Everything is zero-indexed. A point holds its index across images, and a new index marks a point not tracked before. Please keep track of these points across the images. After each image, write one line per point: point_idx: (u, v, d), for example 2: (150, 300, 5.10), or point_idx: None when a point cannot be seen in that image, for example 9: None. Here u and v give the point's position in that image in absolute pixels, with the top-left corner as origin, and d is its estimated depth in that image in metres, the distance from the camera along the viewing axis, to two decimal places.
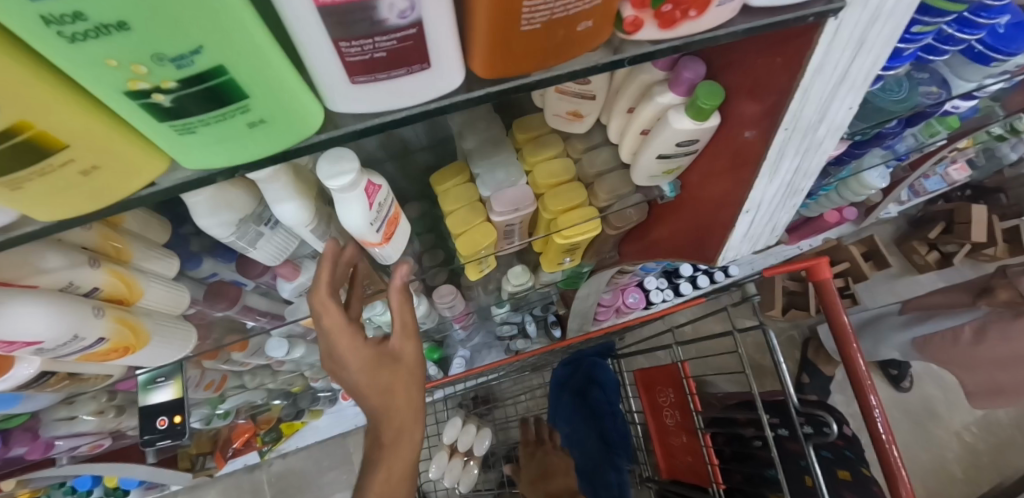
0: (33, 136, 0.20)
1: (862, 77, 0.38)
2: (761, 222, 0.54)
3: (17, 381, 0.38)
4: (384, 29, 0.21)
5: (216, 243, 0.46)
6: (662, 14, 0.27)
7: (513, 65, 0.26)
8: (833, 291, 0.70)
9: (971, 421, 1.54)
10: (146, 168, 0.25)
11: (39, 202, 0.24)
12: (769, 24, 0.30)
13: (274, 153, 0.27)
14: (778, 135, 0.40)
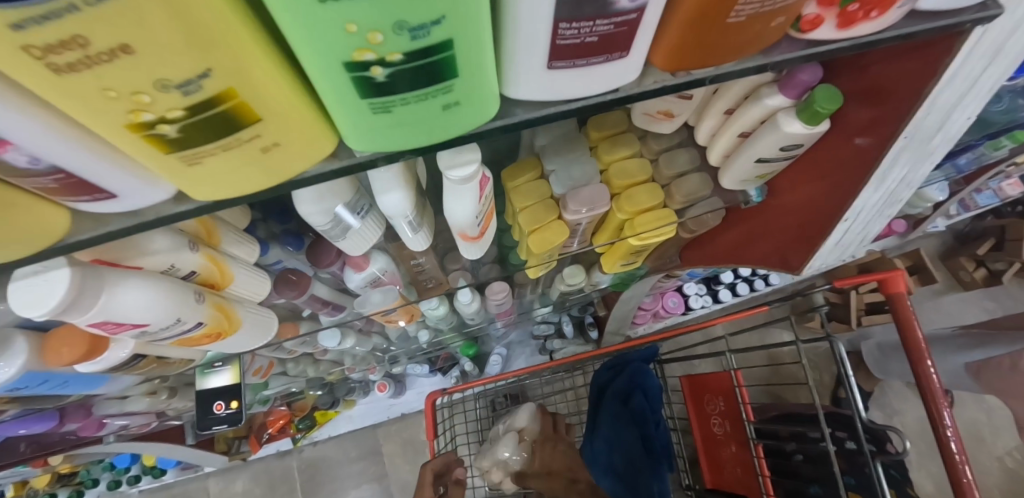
0: (233, 107, 0.19)
1: (989, 86, 0.35)
2: (855, 231, 0.52)
3: (112, 363, 0.36)
4: (609, 12, 0.21)
5: None
6: (847, 13, 0.26)
7: (701, 59, 0.26)
8: (908, 304, 0.67)
9: (1015, 446, 1.47)
10: (314, 150, 0.25)
11: (206, 178, 0.24)
12: (928, 29, 0.29)
13: (438, 140, 0.26)
14: (896, 145, 0.38)
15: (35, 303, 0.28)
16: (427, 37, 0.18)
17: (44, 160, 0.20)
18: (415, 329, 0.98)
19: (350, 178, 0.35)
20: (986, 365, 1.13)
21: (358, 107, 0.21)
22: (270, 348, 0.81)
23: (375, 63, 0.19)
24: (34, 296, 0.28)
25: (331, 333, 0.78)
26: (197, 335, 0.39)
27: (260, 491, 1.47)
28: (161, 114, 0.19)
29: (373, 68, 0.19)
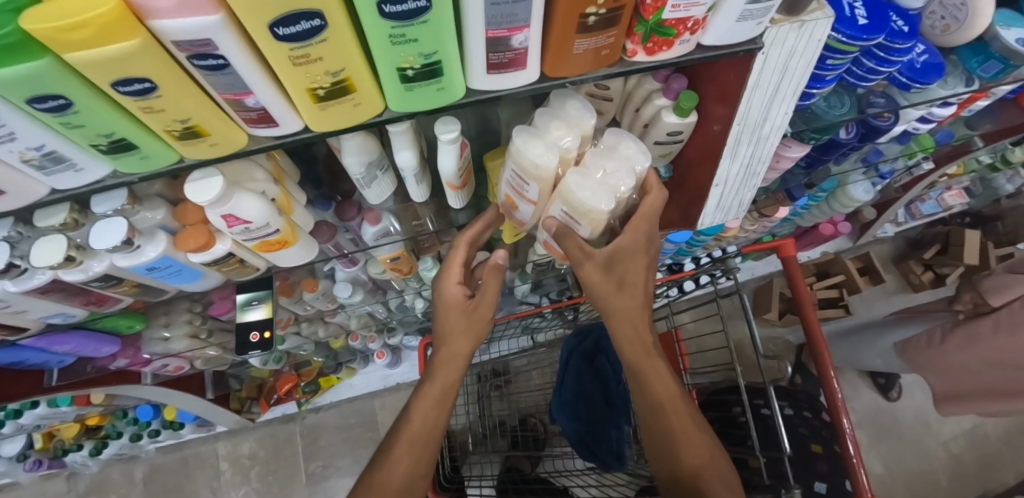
0: (345, 84, 0.33)
1: (791, 90, 0.56)
2: (730, 197, 0.71)
3: (215, 255, 0.52)
4: (514, 48, 0.35)
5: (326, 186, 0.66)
6: (650, 48, 0.42)
7: (568, 72, 0.41)
8: (796, 265, 0.89)
9: (959, 433, 1.66)
10: (375, 111, 0.38)
11: (320, 121, 0.37)
12: (715, 55, 0.48)
13: (441, 107, 0.39)
14: (733, 129, 0.59)
15: (200, 194, 0.43)
16: (436, 54, 0.33)
17: (261, 105, 0.34)
18: (414, 297, 1.17)
19: (375, 142, 0.54)
20: (911, 344, 1.29)
21: (401, 91, 0.36)
22: (295, 300, 0.98)
23: (410, 67, 0.33)
24: (193, 191, 0.43)
25: (345, 286, 0.96)
26: (274, 242, 0.53)
27: (266, 451, 1.61)
28: (319, 89, 0.33)
29: (409, 69, 0.33)
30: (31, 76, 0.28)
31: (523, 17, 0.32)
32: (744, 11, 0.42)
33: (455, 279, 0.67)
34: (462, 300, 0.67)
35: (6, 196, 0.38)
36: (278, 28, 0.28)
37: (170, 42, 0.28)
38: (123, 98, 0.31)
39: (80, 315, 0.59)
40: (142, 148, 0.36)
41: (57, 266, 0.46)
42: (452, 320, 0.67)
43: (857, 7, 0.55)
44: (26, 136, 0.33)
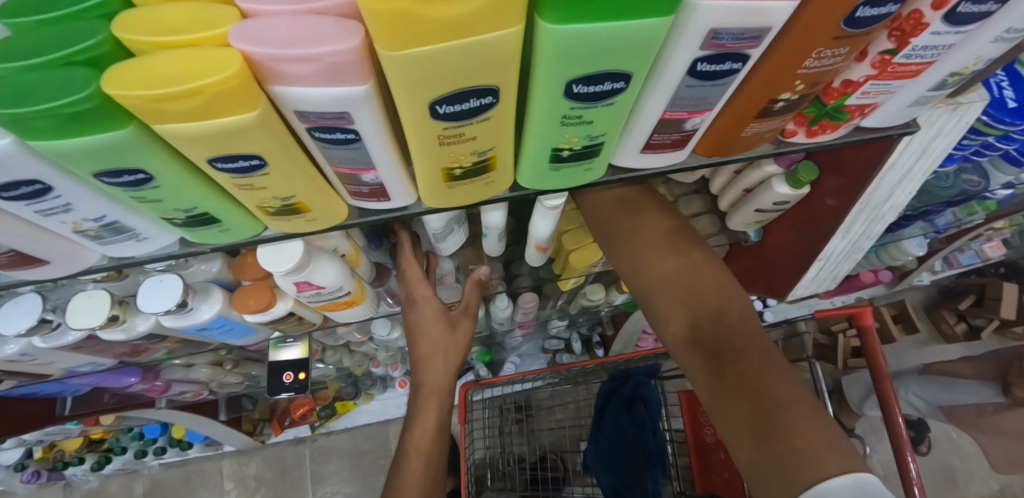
0: (488, 163, 0.27)
1: (927, 166, 0.50)
2: (828, 270, 0.64)
3: (275, 316, 0.45)
4: (684, 129, 0.29)
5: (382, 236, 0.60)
6: (813, 131, 0.36)
7: (722, 154, 0.35)
8: (874, 334, 0.80)
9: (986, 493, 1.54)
10: (500, 189, 0.31)
11: (440, 199, 0.30)
12: (874, 138, 0.41)
13: (572, 186, 0.33)
14: (855, 208, 0.52)
15: (277, 262, 0.36)
16: (603, 136, 0.27)
17: (380, 181, 0.28)
18: None
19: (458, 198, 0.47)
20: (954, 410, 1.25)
21: (544, 170, 0.29)
22: (327, 332, 0.92)
23: (568, 148, 0.27)
24: (268, 258, 0.36)
25: (382, 322, 0.90)
26: (341, 303, 0.46)
27: (272, 473, 1.54)
28: (456, 168, 0.27)
29: (566, 150, 0.27)
30: (108, 146, 0.20)
31: (712, 101, 0.27)
32: (923, 96, 0.36)
33: (426, 298, 0.55)
34: (441, 315, 0.56)
35: (48, 266, 0.28)
36: (440, 106, 0.22)
37: (293, 112, 0.22)
38: (219, 173, 0.23)
39: (110, 363, 0.52)
40: (224, 222, 0.28)
41: (98, 327, 0.39)
42: (431, 336, 0.56)
43: (1004, 87, 0.49)
44: (85, 208, 0.25)
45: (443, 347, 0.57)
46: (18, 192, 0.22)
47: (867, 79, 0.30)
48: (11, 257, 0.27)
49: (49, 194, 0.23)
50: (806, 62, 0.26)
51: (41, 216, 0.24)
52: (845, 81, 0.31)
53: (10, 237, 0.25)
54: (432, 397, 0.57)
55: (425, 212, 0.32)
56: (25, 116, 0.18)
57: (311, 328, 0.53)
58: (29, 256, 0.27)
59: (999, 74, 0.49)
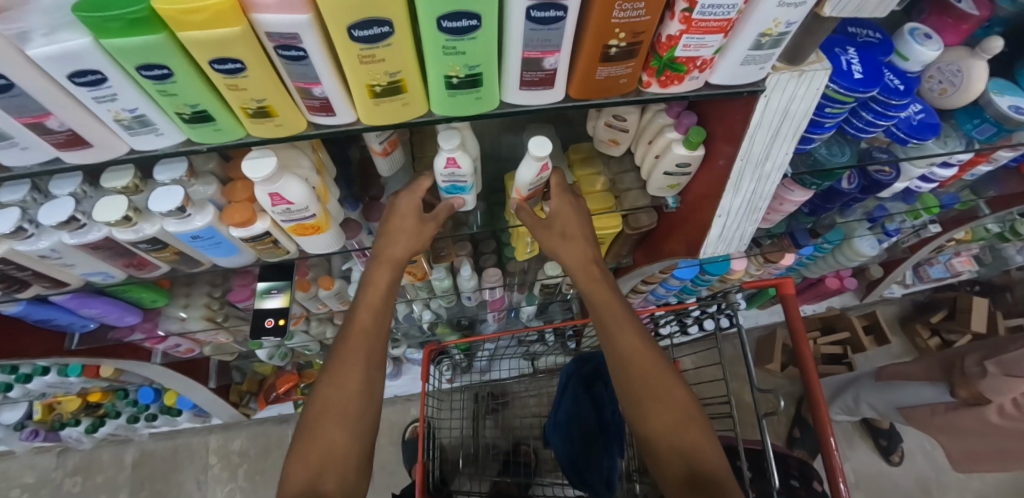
0: (400, 85, 0.39)
1: (791, 132, 0.62)
2: (732, 228, 0.76)
3: (254, 232, 0.57)
4: (545, 67, 0.41)
5: (347, 196, 0.74)
6: (663, 81, 0.49)
7: (592, 96, 0.47)
8: (795, 304, 0.91)
9: None
10: (416, 113, 0.43)
11: (373, 117, 0.42)
12: (723, 91, 0.54)
13: (473, 115, 0.45)
14: (737, 164, 0.64)
15: (254, 169, 0.48)
16: (479, 67, 0.39)
17: (325, 95, 0.39)
18: (421, 308, 1.21)
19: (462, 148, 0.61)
20: (914, 411, 1.35)
21: (444, 96, 0.41)
22: (311, 296, 1.03)
23: (455, 75, 0.39)
24: (249, 167, 0.48)
25: None
26: (309, 226, 0.58)
27: (256, 450, 1.62)
28: (377, 86, 0.38)
29: (455, 77, 0.39)
30: (145, 46, 0.33)
31: (556, 43, 0.39)
32: (749, 55, 0.49)
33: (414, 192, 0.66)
34: (416, 207, 0.66)
35: (91, 149, 0.44)
36: (355, 30, 0.33)
37: (264, 33, 0.34)
38: (215, 74, 0.36)
39: (118, 277, 0.68)
40: (218, 120, 0.41)
41: (114, 223, 0.53)
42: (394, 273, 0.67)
43: (853, 63, 0.62)
44: (124, 98, 0.38)
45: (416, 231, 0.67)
46: (87, 79, 0.36)
47: (681, 33, 0.43)
48: (69, 136, 0.42)
49: (104, 83, 0.37)
50: (615, 13, 0.38)
51: (95, 102, 0.39)
52: (667, 36, 0.44)
53: (73, 119, 0.40)
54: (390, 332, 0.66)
55: (364, 127, 0.44)
56: (101, 19, 0.31)
57: (288, 256, 0.65)
58: (81, 137, 0.42)
59: (851, 54, 0.63)
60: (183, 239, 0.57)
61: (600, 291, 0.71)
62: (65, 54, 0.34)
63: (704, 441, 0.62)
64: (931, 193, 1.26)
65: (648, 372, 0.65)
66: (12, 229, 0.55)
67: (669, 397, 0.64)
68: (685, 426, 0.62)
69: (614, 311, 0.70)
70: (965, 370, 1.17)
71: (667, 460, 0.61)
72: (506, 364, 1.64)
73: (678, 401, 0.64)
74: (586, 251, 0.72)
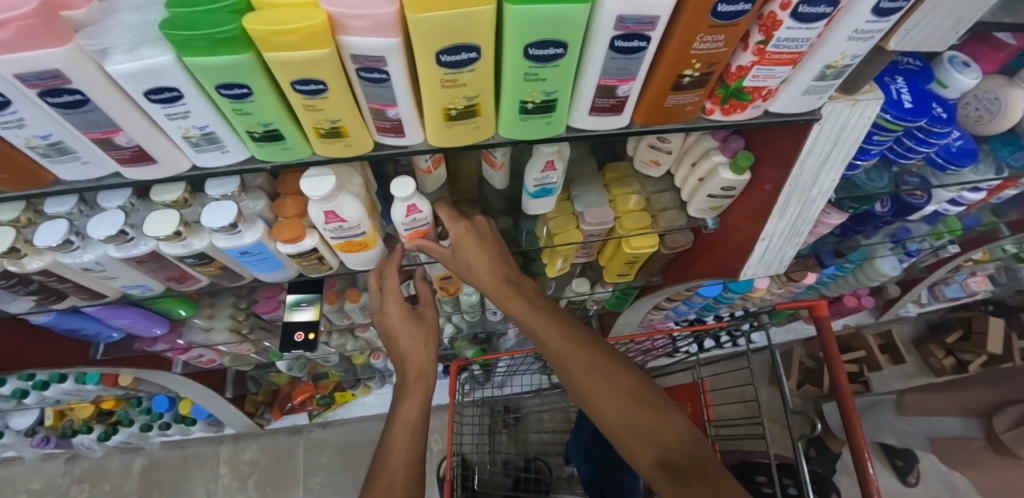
0: (476, 108, 0.39)
1: (840, 158, 0.62)
2: (773, 252, 0.76)
3: (302, 248, 0.57)
4: (617, 94, 0.42)
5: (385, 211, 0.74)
6: (726, 109, 0.50)
7: (656, 122, 0.48)
8: (830, 326, 0.90)
9: None
10: (484, 136, 0.43)
11: (444, 141, 0.42)
12: (778, 117, 0.54)
13: (539, 139, 0.45)
14: (785, 189, 0.65)
15: (314, 188, 0.47)
16: (556, 93, 0.39)
17: (399, 116, 0.39)
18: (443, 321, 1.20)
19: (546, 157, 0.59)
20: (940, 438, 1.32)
21: (517, 121, 0.41)
22: (336, 309, 1.02)
23: (532, 101, 0.39)
24: (307, 185, 0.48)
25: None
26: (356, 243, 0.57)
27: (267, 460, 1.60)
28: (453, 109, 0.38)
29: (530, 102, 0.39)
30: (230, 65, 0.33)
31: (633, 72, 0.39)
32: (812, 85, 0.49)
33: (394, 295, 0.69)
34: (407, 311, 0.70)
35: (155, 165, 0.43)
36: (443, 55, 0.33)
37: (349, 55, 0.33)
38: (295, 95, 0.35)
39: (157, 289, 0.67)
40: (287, 139, 0.40)
41: (165, 237, 0.52)
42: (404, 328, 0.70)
43: (903, 92, 0.62)
44: (196, 115, 0.38)
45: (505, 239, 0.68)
46: (162, 96, 0.36)
47: (753, 64, 0.44)
48: (135, 152, 0.41)
49: (179, 100, 0.36)
50: (695, 44, 0.39)
51: (167, 119, 0.38)
52: (738, 66, 0.45)
53: (142, 136, 0.40)
54: (418, 381, 0.68)
55: (430, 149, 0.44)
56: (189, 38, 0.30)
57: (329, 271, 0.64)
58: (147, 153, 0.41)
59: (900, 83, 0.63)
60: (230, 255, 0.57)
61: (532, 313, 0.68)
62: (145, 70, 0.33)
63: (662, 421, 0.60)
64: (955, 215, 1.25)
65: (587, 368, 0.64)
66: (60, 242, 0.54)
67: (621, 390, 0.62)
68: (641, 411, 0.61)
69: (542, 327, 0.67)
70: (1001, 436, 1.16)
71: (635, 444, 0.60)
72: (522, 379, 1.62)
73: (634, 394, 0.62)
74: (506, 274, 0.69)
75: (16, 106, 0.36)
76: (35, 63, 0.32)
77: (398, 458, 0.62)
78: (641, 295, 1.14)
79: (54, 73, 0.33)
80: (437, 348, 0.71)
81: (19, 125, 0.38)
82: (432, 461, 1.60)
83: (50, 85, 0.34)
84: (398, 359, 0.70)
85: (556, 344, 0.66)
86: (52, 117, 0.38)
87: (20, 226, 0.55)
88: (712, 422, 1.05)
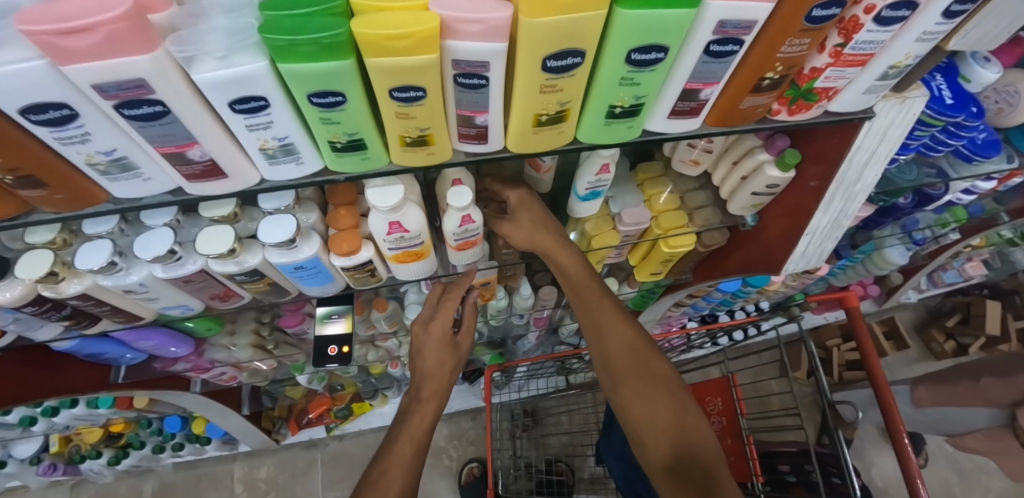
0: (565, 113, 0.38)
1: (885, 152, 0.62)
2: (814, 245, 0.77)
3: (358, 260, 0.55)
4: (698, 99, 0.42)
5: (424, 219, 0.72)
6: (793, 110, 0.50)
7: (726, 124, 0.48)
8: (862, 316, 0.91)
9: None
10: (563, 141, 0.42)
11: (527, 148, 0.42)
12: (835, 115, 0.54)
13: (614, 143, 0.45)
14: (832, 185, 0.65)
15: (383, 197, 0.46)
16: (645, 97, 0.39)
17: (486, 123, 0.38)
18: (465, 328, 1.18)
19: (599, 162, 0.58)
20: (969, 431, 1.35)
21: (600, 125, 0.41)
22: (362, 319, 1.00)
23: (621, 105, 0.39)
24: (373, 196, 0.46)
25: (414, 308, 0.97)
26: (412, 254, 0.56)
27: (283, 476, 1.57)
28: (544, 115, 0.38)
29: (619, 107, 0.39)
30: (330, 72, 0.31)
31: (719, 75, 0.39)
32: (873, 85, 0.50)
33: (442, 320, 0.68)
34: (447, 337, 0.68)
35: (225, 179, 0.41)
36: (550, 60, 0.33)
37: (451, 61, 0.32)
38: (389, 103, 0.34)
39: (196, 308, 0.65)
40: (368, 149, 0.39)
41: (219, 255, 0.51)
42: (434, 355, 0.67)
43: (944, 88, 0.63)
44: (278, 126, 0.36)
45: (552, 252, 0.65)
46: (247, 107, 0.34)
47: (827, 66, 0.45)
48: (207, 167, 0.40)
49: (264, 111, 0.35)
50: (783, 48, 0.39)
51: (247, 131, 0.36)
52: (812, 68, 0.46)
53: (216, 149, 0.38)
54: (431, 398, 0.66)
55: (508, 156, 0.43)
56: (293, 43, 0.29)
57: (378, 283, 0.63)
58: (218, 167, 0.40)
59: (940, 79, 0.64)
60: (283, 270, 0.55)
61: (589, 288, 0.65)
62: (235, 80, 0.32)
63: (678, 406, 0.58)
64: (961, 205, 1.27)
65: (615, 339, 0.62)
66: (104, 264, 0.51)
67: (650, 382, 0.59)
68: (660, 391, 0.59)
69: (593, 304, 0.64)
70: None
71: (646, 420, 0.58)
72: (542, 382, 1.60)
73: (666, 389, 0.59)
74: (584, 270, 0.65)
75: (83, 119, 0.34)
76: (119, 73, 0.30)
77: (395, 471, 0.58)
78: (666, 293, 1.13)
79: (138, 83, 0.31)
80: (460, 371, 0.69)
81: (82, 141, 0.36)
82: (451, 468, 1.58)
83: (130, 97, 0.32)
84: (416, 379, 0.67)
85: (586, 298, 0.65)
86: (119, 131, 0.36)
87: (58, 248, 0.52)
88: (745, 415, 1.05)
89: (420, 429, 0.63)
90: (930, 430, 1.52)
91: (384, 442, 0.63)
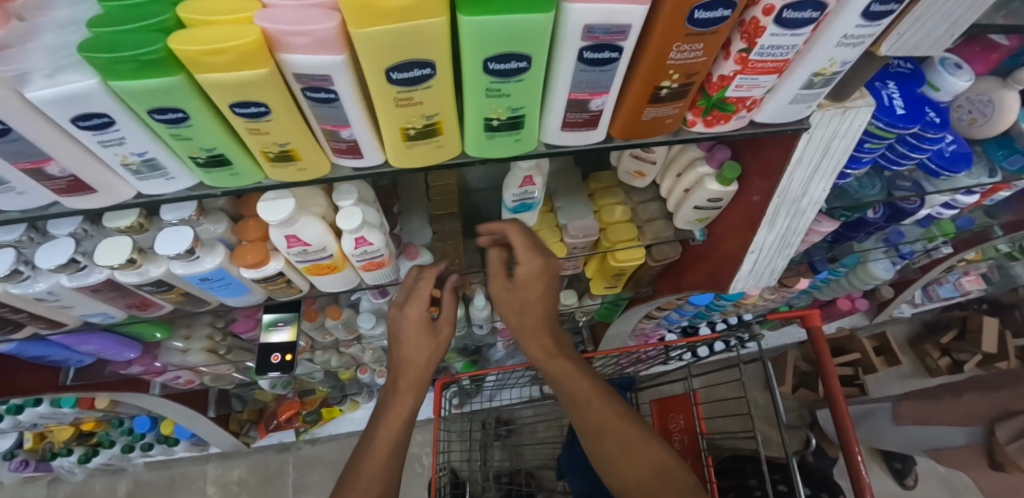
0: (436, 125, 0.36)
1: (831, 167, 0.59)
2: (763, 263, 0.74)
3: (267, 273, 0.54)
4: (589, 108, 0.40)
5: None
6: (709, 121, 0.48)
7: (633, 136, 0.46)
8: (823, 336, 0.87)
9: None
10: (448, 153, 0.41)
11: (406, 162, 0.40)
12: (764, 129, 0.52)
13: (506, 155, 0.43)
14: (773, 201, 0.62)
15: (271, 212, 0.45)
16: (523, 109, 0.37)
17: (354, 137, 0.36)
18: None
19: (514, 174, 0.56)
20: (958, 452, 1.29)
21: (482, 138, 0.39)
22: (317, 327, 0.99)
23: (497, 117, 0.37)
24: (265, 209, 0.45)
25: (368, 317, 0.96)
26: (325, 266, 0.54)
27: (255, 479, 1.57)
28: (411, 128, 0.36)
29: (496, 119, 0.37)
30: (160, 88, 0.30)
31: (605, 85, 0.37)
32: (799, 94, 0.47)
33: (417, 304, 0.66)
34: (424, 322, 0.66)
35: (96, 194, 0.40)
36: (394, 72, 0.31)
37: (291, 74, 0.30)
38: (236, 119, 0.32)
39: (119, 316, 0.64)
40: (234, 164, 0.38)
41: (118, 266, 0.49)
42: (417, 339, 0.66)
43: (896, 98, 0.60)
44: (133, 141, 0.35)
45: None
46: (91, 123, 0.33)
47: (735, 73, 0.42)
48: (72, 182, 0.38)
49: (111, 127, 0.33)
50: (672, 54, 0.36)
51: (101, 146, 0.35)
52: (720, 76, 0.43)
53: (76, 164, 0.37)
54: (408, 390, 0.65)
55: (391, 170, 0.41)
56: (110, 60, 0.27)
57: (298, 294, 0.62)
58: (84, 182, 0.38)
59: (892, 88, 0.61)
60: (190, 281, 0.53)
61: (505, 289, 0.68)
62: (68, 97, 0.30)
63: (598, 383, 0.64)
64: (948, 217, 1.22)
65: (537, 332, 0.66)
66: (7, 272, 0.50)
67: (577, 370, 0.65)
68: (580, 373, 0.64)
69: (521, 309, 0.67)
70: (1004, 448, 1.12)
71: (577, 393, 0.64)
72: (515, 391, 1.57)
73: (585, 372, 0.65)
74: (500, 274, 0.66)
75: None
76: None
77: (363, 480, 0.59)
78: (630, 306, 1.11)
79: None
80: (441, 362, 0.68)
81: None
82: (422, 476, 1.56)
83: None
84: (395, 364, 0.67)
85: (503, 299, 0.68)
86: None
87: None
88: (706, 434, 1.00)
89: (395, 425, 0.63)
90: (914, 450, 1.47)
91: (366, 436, 0.64)
